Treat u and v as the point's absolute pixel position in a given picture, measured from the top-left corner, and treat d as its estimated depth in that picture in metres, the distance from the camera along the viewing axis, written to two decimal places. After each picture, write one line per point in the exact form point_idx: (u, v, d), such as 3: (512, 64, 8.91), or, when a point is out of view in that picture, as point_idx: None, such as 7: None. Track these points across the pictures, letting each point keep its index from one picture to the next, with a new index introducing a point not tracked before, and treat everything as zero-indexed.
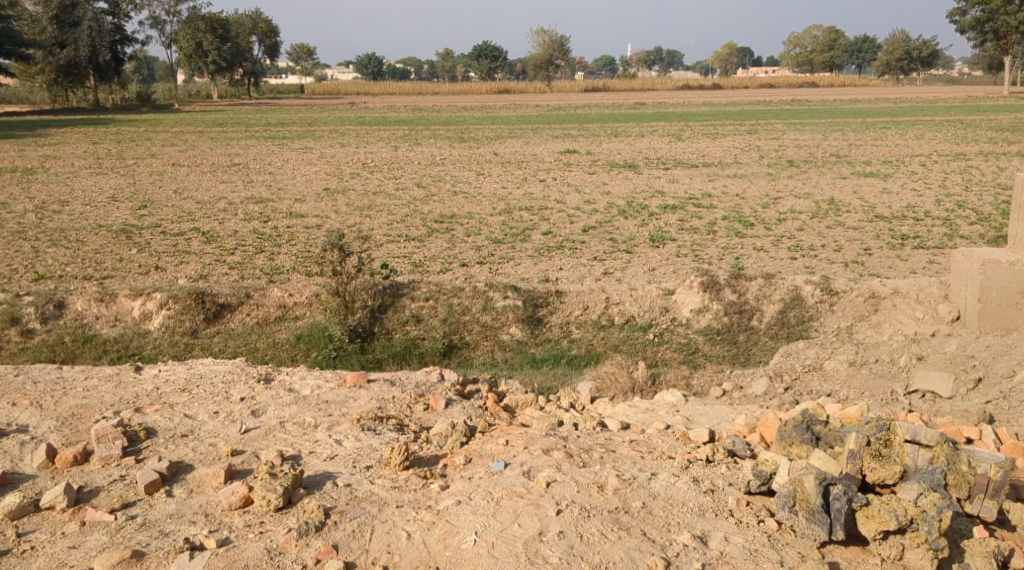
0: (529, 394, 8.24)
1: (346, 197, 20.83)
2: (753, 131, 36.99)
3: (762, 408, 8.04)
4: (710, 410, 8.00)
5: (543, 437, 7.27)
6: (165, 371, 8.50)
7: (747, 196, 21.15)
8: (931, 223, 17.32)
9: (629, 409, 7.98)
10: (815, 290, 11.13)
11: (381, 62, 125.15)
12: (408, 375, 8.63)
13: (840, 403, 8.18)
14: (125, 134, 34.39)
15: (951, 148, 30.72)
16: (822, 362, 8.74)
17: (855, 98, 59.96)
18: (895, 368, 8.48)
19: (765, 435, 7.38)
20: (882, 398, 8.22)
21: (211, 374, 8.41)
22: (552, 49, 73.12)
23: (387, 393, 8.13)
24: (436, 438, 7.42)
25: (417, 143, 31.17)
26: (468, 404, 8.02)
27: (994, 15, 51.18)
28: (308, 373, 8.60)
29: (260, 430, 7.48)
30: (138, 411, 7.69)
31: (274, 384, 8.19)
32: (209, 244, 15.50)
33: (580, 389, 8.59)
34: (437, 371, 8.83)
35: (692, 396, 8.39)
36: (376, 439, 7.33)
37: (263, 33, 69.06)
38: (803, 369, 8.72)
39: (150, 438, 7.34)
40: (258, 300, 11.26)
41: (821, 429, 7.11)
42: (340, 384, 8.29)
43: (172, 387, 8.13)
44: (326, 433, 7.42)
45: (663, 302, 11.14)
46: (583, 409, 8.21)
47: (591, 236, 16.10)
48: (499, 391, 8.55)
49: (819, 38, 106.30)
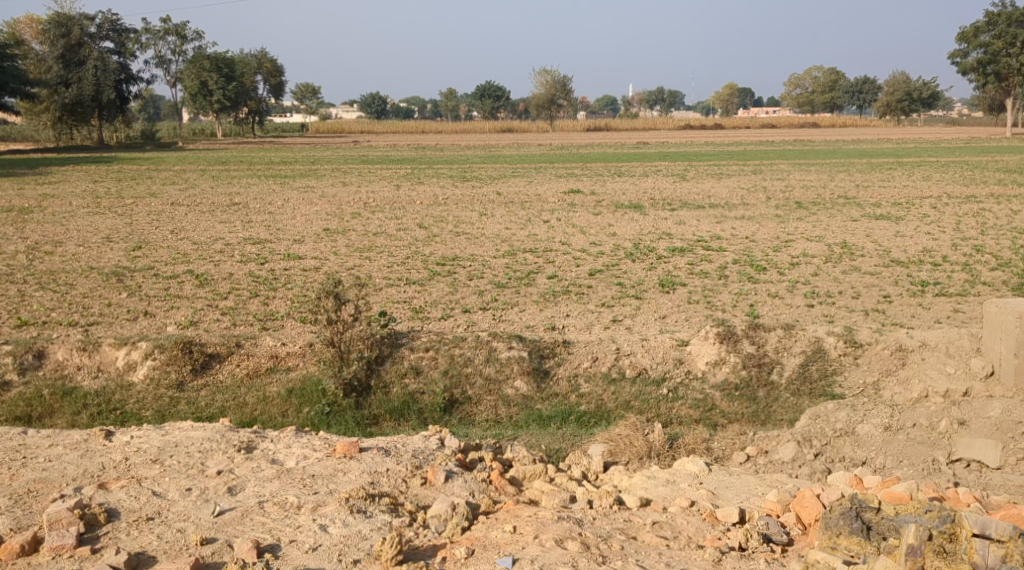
0: (538, 465, 7.57)
1: (346, 238, 20.28)
2: (758, 171, 36.55)
3: (792, 480, 7.35)
4: (736, 482, 7.33)
5: (554, 522, 6.57)
6: (140, 438, 7.85)
7: (757, 238, 20.56)
8: (949, 268, 16.73)
9: (648, 480, 7.31)
10: (838, 343, 10.55)
11: (385, 101, 125.58)
12: (405, 442, 7.95)
13: (878, 474, 7.48)
14: (126, 172, 34.03)
15: (963, 190, 30.25)
16: (854, 426, 8.03)
17: (859, 138, 59.77)
18: (935, 434, 7.78)
19: (802, 516, 6.72)
20: (923, 468, 7.54)
21: (189, 442, 7.77)
22: (554, 88, 73.08)
23: (381, 464, 7.44)
24: (434, 521, 6.78)
25: (419, 182, 30.74)
26: (469, 477, 7.35)
27: (996, 57, 50.94)
28: (294, 439, 7.95)
29: (235, 511, 6.82)
30: (101, 487, 7.06)
31: (256, 455, 7.57)
32: (202, 288, 14.91)
33: (592, 454, 7.93)
34: (436, 436, 8.16)
35: (714, 463, 7.72)
36: (368, 525, 6.67)
37: (267, 72, 69.02)
38: (834, 434, 8.00)
39: (110, 522, 6.70)
40: (249, 350, 10.63)
41: (871, 517, 6.46)
42: (329, 454, 7.62)
43: (142, 458, 7.50)
44: (311, 516, 6.75)
45: (676, 354, 10.54)
46: (595, 481, 7.52)
47: (599, 280, 15.53)
48: (505, 458, 7.88)
49: (821, 79, 106.79)
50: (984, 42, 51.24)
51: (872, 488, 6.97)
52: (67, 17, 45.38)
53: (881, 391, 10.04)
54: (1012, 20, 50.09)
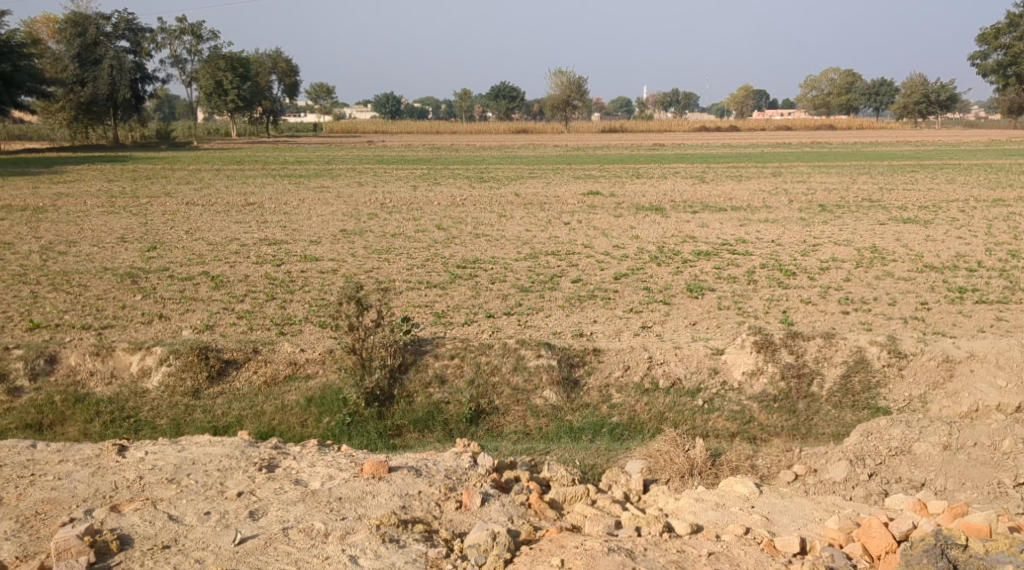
0: (578, 487, 7.15)
1: (364, 239, 19.91)
2: (778, 174, 36.04)
3: (852, 505, 6.89)
4: (790, 506, 6.90)
5: (602, 554, 6.14)
6: (155, 454, 7.47)
7: (783, 242, 20.08)
8: (985, 275, 16.22)
9: (697, 505, 6.88)
10: (882, 353, 10.07)
11: (399, 102, 125.49)
12: (435, 460, 7.54)
13: (940, 498, 6.98)
14: (141, 171, 33.78)
15: (989, 193, 29.73)
16: (910, 444, 7.51)
17: (877, 140, 59.18)
18: (999, 453, 7.26)
19: (869, 547, 6.25)
20: (988, 492, 7.01)
21: (207, 459, 7.38)
22: (569, 89, 72.67)
23: (412, 486, 7.04)
24: (472, 552, 6.37)
25: (436, 183, 30.37)
26: (507, 501, 6.93)
27: (1017, 58, 50.25)
28: (317, 456, 7.58)
29: (259, 538, 6.43)
30: (113, 510, 6.70)
31: (278, 474, 7.18)
32: (218, 290, 14.55)
33: (632, 472, 7.51)
34: (468, 453, 7.77)
35: (764, 484, 7.29)
36: (401, 557, 6.28)
37: (282, 72, 68.81)
38: (888, 452, 7.49)
39: (123, 551, 6.33)
40: (266, 356, 10.24)
41: (958, 555, 6.01)
42: (356, 474, 7.21)
43: (157, 476, 7.13)
44: (341, 547, 6.37)
45: (711, 363, 10.09)
46: (635, 504, 7.11)
47: (624, 284, 15.10)
48: (541, 477, 7.48)
49: (837, 81, 106.05)
50: (1005, 44, 50.56)
51: (940, 515, 6.52)
52: (83, 16, 45.21)
53: (928, 405, 9.61)
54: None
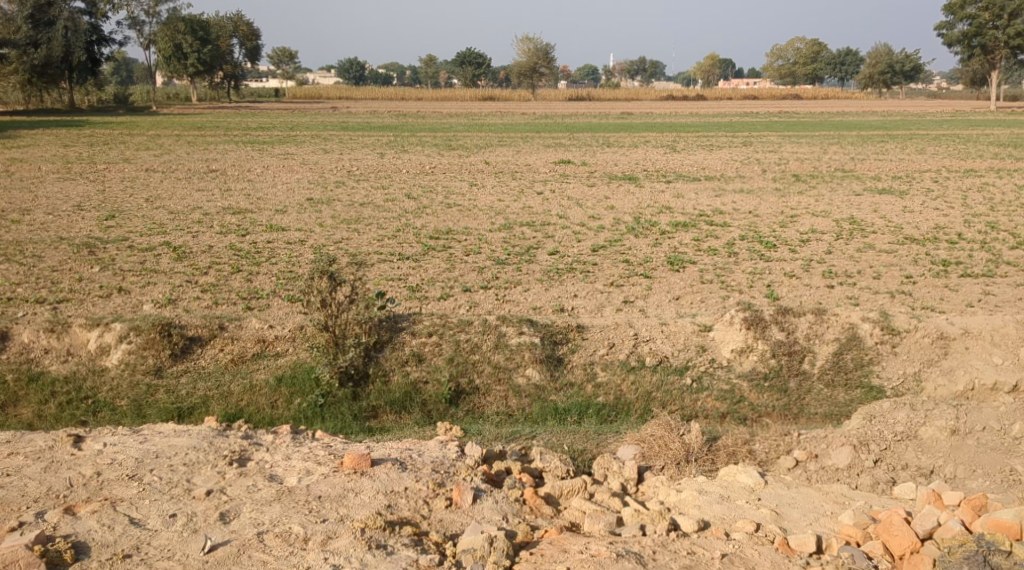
0: (574, 481, 6.78)
1: (331, 208, 19.29)
2: (748, 143, 35.70)
3: (863, 498, 6.61)
4: (797, 499, 6.56)
5: (607, 559, 5.77)
6: (115, 447, 6.99)
7: (760, 213, 19.76)
8: (966, 247, 15.98)
9: (702, 500, 6.54)
10: (874, 329, 9.75)
11: (363, 67, 123.87)
12: (418, 452, 7.12)
13: (953, 488, 6.70)
14: (98, 137, 32.75)
15: (961, 163, 29.60)
16: (916, 428, 7.19)
17: (843, 110, 59.08)
18: (1009, 439, 6.95)
19: (891, 547, 5.99)
20: (1001, 480, 6.73)
21: (172, 453, 6.91)
22: (536, 56, 71.80)
23: (397, 482, 6.61)
24: (469, 556, 5.98)
25: (404, 150, 29.69)
26: (499, 499, 6.54)
27: (982, 29, 50.16)
28: (291, 447, 7.13)
29: (231, 545, 5.99)
30: (68, 513, 6.25)
31: (250, 470, 6.73)
32: (180, 262, 13.96)
33: (626, 460, 7.15)
34: (454, 443, 7.36)
35: (766, 473, 6.96)
36: (391, 565, 5.86)
37: (243, 36, 67.21)
38: (893, 436, 7.16)
39: (79, 561, 5.89)
40: (233, 333, 9.71)
41: (1000, 561, 5.78)
42: (336, 469, 6.77)
43: (117, 473, 6.66)
44: (322, 554, 5.93)
45: (699, 341, 9.73)
46: (631, 498, 6.74)
47: (603, 256, 14.68)
48: (532, 468, 7.10)
49: (803, 51, 105.92)
50: (971, 14, 50.43)
51: (956, 504, 6.33)
52: None
53: (922, 383, 9.31)
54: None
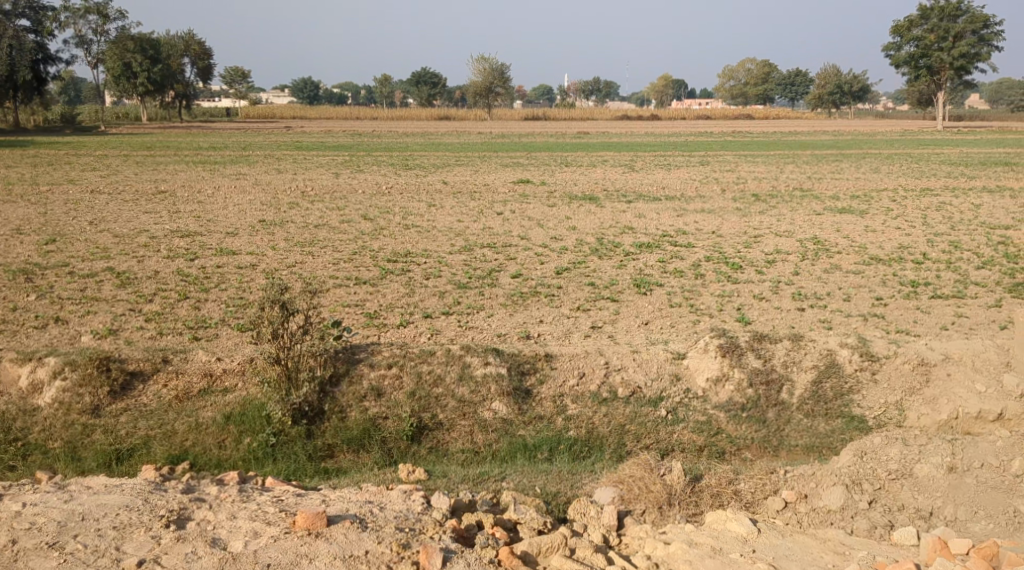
0: (552, 537, 6.30)
1: (285, 230, 18.65)
2: (705, 163, 35.59)
3: (864, 548, 6.25)
4: (792, 550, 6.18)
5: None
6: (37, 509, 6.38)
7: (724, 233, 19.48)
8: (932, 268, 15.74)
9: (692, 555, 6.11)
10: (853, 356, 9.36)
11: (317, 87, 122.97)
12: (381, 508, 6.59)
13: (957, 532, 6.39)
14: (43, 157, 31.79)
15: (917, 182, 29.70)
16: (911, 466, 6.86)
17: (796, 130, 59.57)
18: (1010, 477, 6.65)
19: None
20: (1005, 522, 6.42)
21: (101, 515, 6.31)
22: (491, 76, 71.55)
23: (356, 546, 6.08)
24: None
25: (359, 170, 29.11)
26: (468, 561, 6.02)
27: (928, 50, 50.83)
28: (237, 505, 6.55)
29: None
30: None
31: (190, 535, 6.15)
32: (124, 288, 13.28)
33: (607, 509, 6.72)
34: (419, 493, 6.84)
35: (756, 520, 6.56)
36: None
37: (195, 55, 66.13)
38: (888, 476, 6.83)
39: None
40: (178, 367, 9.07)
41: None
42: (288, 530, 6.21)
43: (38, 541, 6.06)
44: None
45: (672, 369, 9.27)
46: (613, 554, 6.27)
47: (567, 279, 14.23)
48: (505, 521, 6.62)
49: (754, 71, 107.12)
50: (917, 36, 51.16)
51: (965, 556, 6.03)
52: None
53: (905, 412, 8.96)
54: (944, 15, 50.17)
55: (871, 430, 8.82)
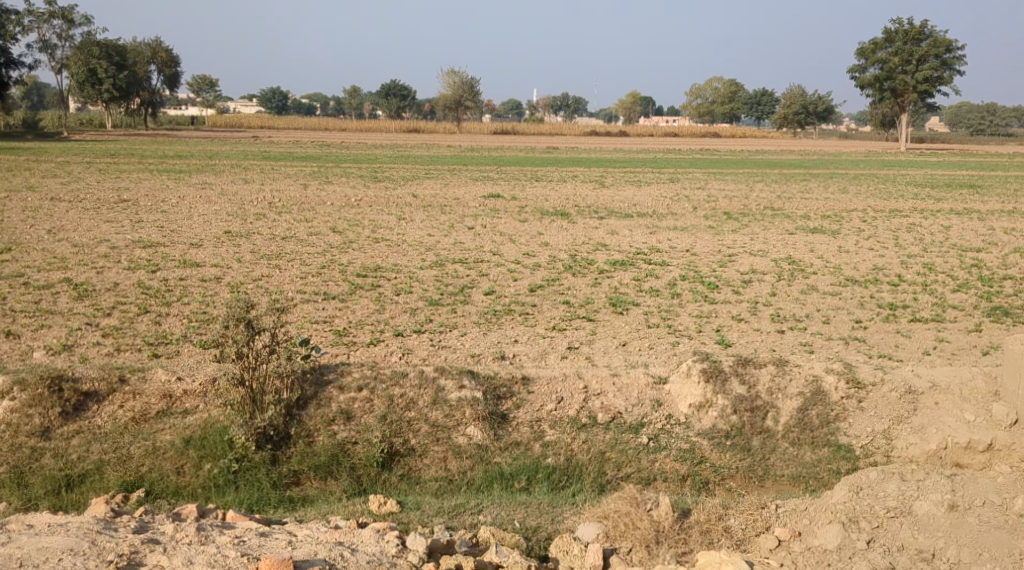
0: None
1: (251, 241, 18.16)
2: (675, 180, 35.47)
3: None
4: None
5: None
6: None
7: (698, 252, 19.26)
8: (908, 290, 15.58)
9: None
10: (839, 383, 9.09)
11: (285, 97, 122.08)
12: (351, 550, 6.21)
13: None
14: (4, 162, 30.98)
15: (886, 203, 29.74)
16: (910, 505, 6.72)
17: (763, 148, 59.83)
18: (1012, 516, 6.51)
19: None
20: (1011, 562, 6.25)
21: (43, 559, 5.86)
22: (461, 90, 71.28)
23: None
24: None
25: (328, 182, 28.64)
26: None
27: (893, 73, 51.22)
28: (195, 547, 6.13)
29: None
30: None
31: None
32: (81, 301, 12.76)
33: (594, 549, 6.54)
34: (394, 534, 6.48)
35: (751, 562, 6.45)
36: None
37: (162, 62, 65.23)
38: (885, 515, 6.69)
39: None
40: (136, 388, 8.59)
41: None
42: None
43: None
44: None
45: (653, 395, 8.96)
46: None
47: (541, 297, 13.88)
48: (485, 564, 6.29)
49: (721, 90, 107.86)
50: (882, 58, 51.57)
51: None
52: None
53: (892, 441, 8.71)
54: (909, 39, 50.70)
55: (858, 460, 8.55)
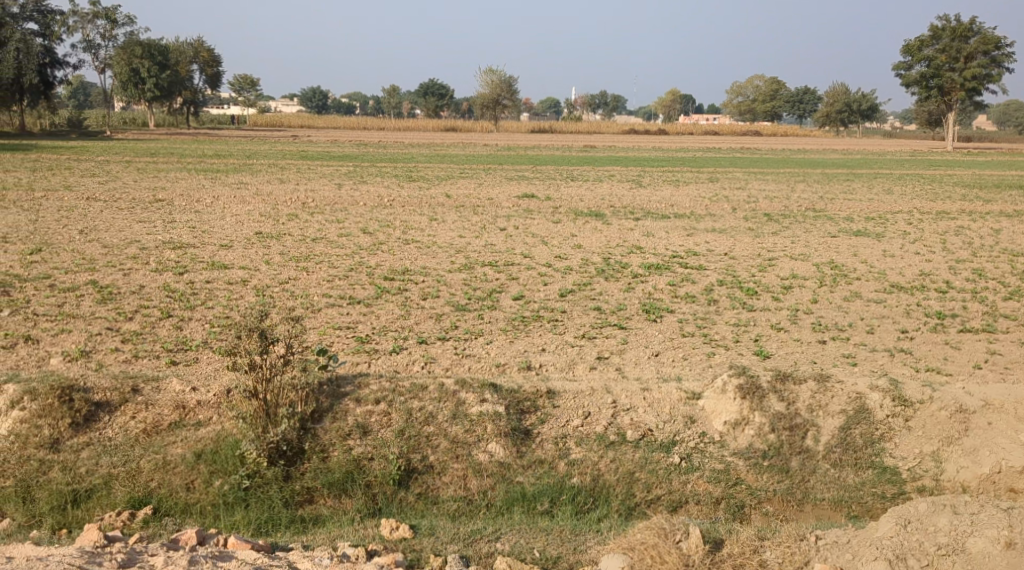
0: None
1: (281, 243, 17.92)
2: (715, 179, 34.81)
3: None
4: None
5: None
6: None
7: (736, 255, 18.71)
8: (956, 297, 14.94)
9: None
10: (885, 401, 8.57)
11: (326, 96, 122.63)
12: None
13: None
14: (44, 161, 31.11)
15: (932, 204, 28.89)
16: (963, 542, 6.33)
17: (804, 147, 58.84)
18: None
19: None
20: None
21: None
22: (499, 88, 70.95)
23: None
24: None
25: (362, 181, 28.42)
26: None
27: (939, 70, 50.03)
28: None
29: None
30: None
31: None
32: (104, 304, 12.56)
33: None
34: None
35: None
36: None
37: (204, 62, 65.59)
38: (935, 552, 6.32)
39: None
40: (149, 398, 8.31)
41: None
42: None
43: None
44: None
45: (686, 410, 8.52)
46: None
47: (572, 303, 13.45)
48: None
49: (763, 88, 106.49)
50: (928, 55, 50.37)
51: None
52: None
53: (941, 464, 8.20)
54: (956, 35, 49.39)
55: (904, 484, 8.06)
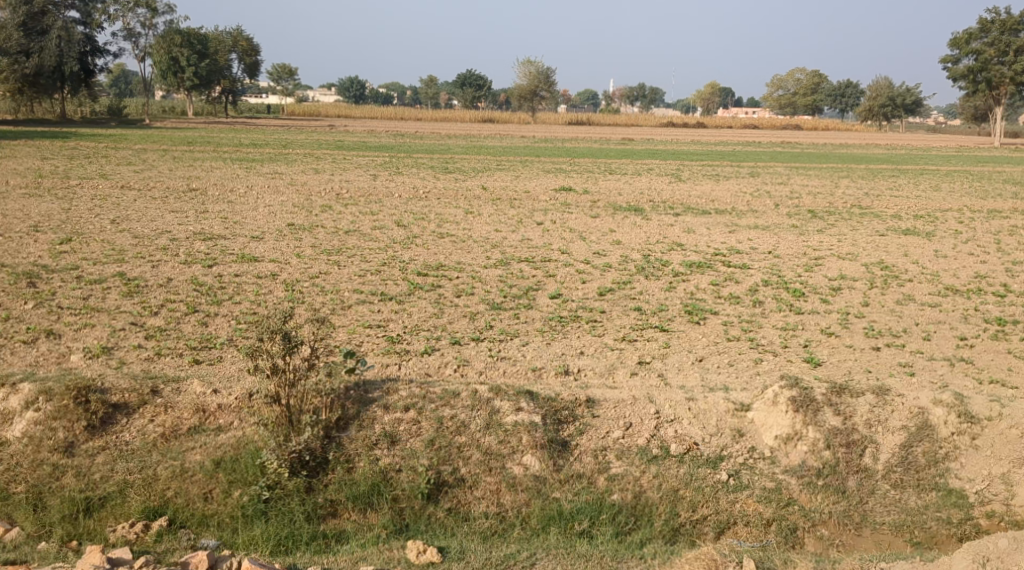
0: None
1: (313, 236, 17.55)
2: (756, 174, 34.01)
3: None
4: None
5: None
6: None
7: (780, 253, 18.07)
8: (1015, 302, 14.21)
9: None
10: (950, 416, 7.97)
11: (363, 87, 122.44)
12: None
13: None
14: (81, 149, 31.05)
15: (982, 202, 27.94)
16: None
17: (847, 142, 57.62)
18: None
19: None
20: None
21: None
22: (536, 80, 70.32)
23: None
24: None
25: (397, 172, 28.01)
26: None
27: (988, 64, 48.68)
28: None
29: None
30: None
31: None
32: (130, 297, 12.22)
33: None
34: None
35: None
36: None
37: (242, 51, 65.56)
38: None
39: None
40: (168, 401, 7.93)
41: None
42: None
43: None
44: None
45: (735, 424, 7.97)
46: None
47: (611, 302, 12.93)
48: None
49: (804, 81, 104.71)
50: (976, 49, 48.98)
51: None
52: None
53: (1013, 488, 7.58)
54: (1006, 28, 47.94)
55: (971, 508, 7.46)
